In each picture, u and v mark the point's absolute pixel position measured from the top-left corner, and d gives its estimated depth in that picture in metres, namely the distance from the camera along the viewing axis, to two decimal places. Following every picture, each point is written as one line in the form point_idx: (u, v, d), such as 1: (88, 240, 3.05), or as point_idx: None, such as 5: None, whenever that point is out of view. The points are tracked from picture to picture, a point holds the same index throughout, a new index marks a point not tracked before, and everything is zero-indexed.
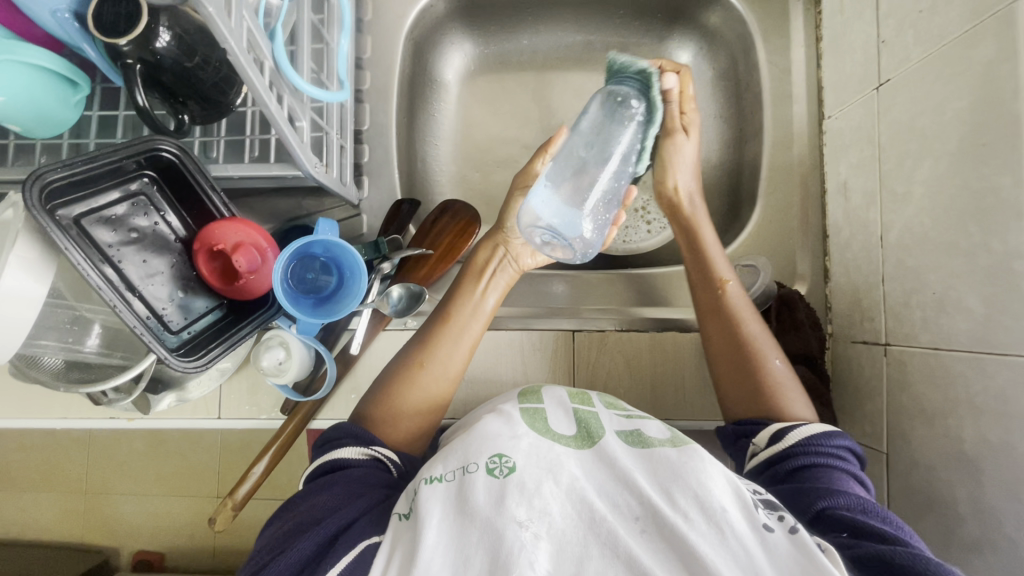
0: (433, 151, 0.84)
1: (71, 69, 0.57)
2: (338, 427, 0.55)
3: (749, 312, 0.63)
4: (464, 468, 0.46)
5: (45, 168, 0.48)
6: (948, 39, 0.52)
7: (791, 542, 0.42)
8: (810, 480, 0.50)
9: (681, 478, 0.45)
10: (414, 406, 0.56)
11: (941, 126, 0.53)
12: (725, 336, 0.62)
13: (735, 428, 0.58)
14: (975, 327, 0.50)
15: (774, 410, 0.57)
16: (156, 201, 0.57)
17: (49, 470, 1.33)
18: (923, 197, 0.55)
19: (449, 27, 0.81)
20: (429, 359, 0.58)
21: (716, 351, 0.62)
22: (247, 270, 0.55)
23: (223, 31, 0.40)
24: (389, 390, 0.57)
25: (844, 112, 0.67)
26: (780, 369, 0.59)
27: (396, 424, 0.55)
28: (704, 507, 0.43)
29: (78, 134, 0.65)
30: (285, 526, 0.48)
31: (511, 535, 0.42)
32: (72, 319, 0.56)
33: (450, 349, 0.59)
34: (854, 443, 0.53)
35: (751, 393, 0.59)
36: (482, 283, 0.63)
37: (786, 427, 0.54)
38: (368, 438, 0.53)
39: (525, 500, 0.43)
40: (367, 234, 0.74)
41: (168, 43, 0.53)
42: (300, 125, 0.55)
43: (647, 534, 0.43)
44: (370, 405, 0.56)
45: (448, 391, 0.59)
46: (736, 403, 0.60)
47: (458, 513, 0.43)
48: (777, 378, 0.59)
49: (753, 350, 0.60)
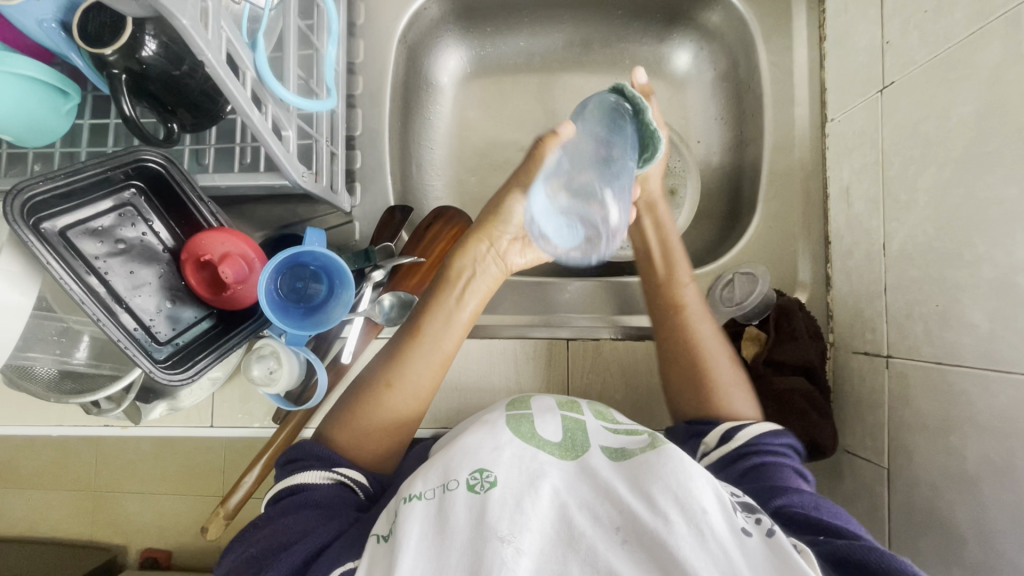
0: (428, 155, 0.83)
1: (60, 79, 0.57)
2: (297, 448, 0.54)
3: (702, 314, 0.64)
4: (443, 486, 0.45)
5: (27, 183, 0.49)
6: (954, 42, 0.50)
7: (767, 546, 0.41)
8: (761, 479, 0.50)
9: (659, 477, 0.44)
10: (378, 427, 0.55)
11: (946, 132, 0.51)
12: (677, 340, 0.63)
13: (686, 426, 0.58)
14: (979, 342, 0.48)
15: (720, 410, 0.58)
16: (143, 211, 0.56)
17: (57, 470, 1.35)
18: (927, 205, 0.53)
19: (444, 29, 0.80)
20: (397, 377, 0.57)
21: (667, 351, 0.63)
22: (234, 280, 0.55)
23: (199, 43, 0.39)
24: (354, 410, 0.56)
25: (847, 114, 0.65)
26: (728, 368, 0.61)
27: (361, 444, 0.55)
28: (683, 507, 0.42)
29: (70, 143, 0.65)
30: (254, 548, 0.47)
31: (491, 551, 0.40)
32: (61, 331, 0.56)
33: (419, 367, 0.57)
34: (796, 440, 0.54)
35: (700, 392, 0.60)
36: (458, 294, 0.60)
37: (733, 426, 0.54)
38: (331, 458, 0.52)
39: (507, 515, 0.42)
40: (358, 241, 0.73)
41: (153, 51, 0.53)
42: (286, 135, 0.55)
43: (629, 545, 0.42)
44: (335, 425, 0.55)
45: (417, 407, 0.57)
46: (686, 401, 0.61)
47: (437, 532, 0.42)
48: (726, 376, 0.60)
49: (701, 350, 0.61)
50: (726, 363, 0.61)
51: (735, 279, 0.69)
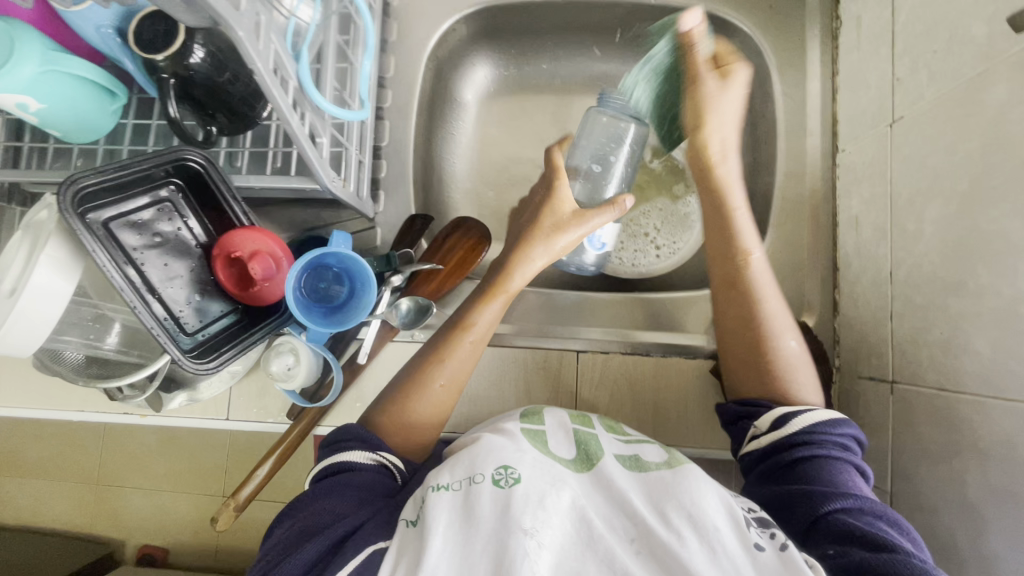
0: (450, 167, 0.86)
1: (103, 76, 0.60)
2: (342, 431, 0.56)
3: (766, 280, 0.62)
4: (469, 479, 0.46)
5: (80, 175, 0.52)
6: (961, 80, 0.53)
7: (779, 559, 0.42)
8: (816, 473, 0.50)
9: (674, 496, 0.46)
10: (423, 421, 0.58)
11: (952, 166, 0.53)
12: (741, 309, 0.61)
13: (738, 408, 0.58)
14: (981, 369, 0.49)
15: (780, 394, 0.58)
16: (180, 208, 0.59)
17: (63, 459, 1.36)
18: (933, 235, 0.54)
19: (471, 49, 0.83)
20: (443, 371, 0.59)
21: (726, 322, 0.62)
22: (262, 277, 0.57)
23: (251, 53, 0.42)
24: (401, 405, 0.58)
25: (857, 146, 0.67)
26: (794, 350, 0.60)
27: (405, 437, 0.57)
28: (695, 525, 0.43)
29: (113, 141, 0.69)
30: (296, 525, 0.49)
31: (515, 542, 0.41)
32: (95, 316, 0.58)
33: (462, 367, 0.60)
34: (860, 432, 0.54)
35: (762, 368, 0.59)
36: (499, 302, 0.63)
37: (793, 412, 0.54)
38: (374, 443, 0.54)
39: (531, 511, 0.43)
40: (381, 246, 0.76)
41: (201, 59, 0.56)
42: (321, 141, 0.58)
43: (642, 556, 0.43)
44: (381, 418, 0.57)
45: (448, 397, 0.60)
46: (741, 376, 0.60)
47: (462, 522, 0.43)
48: (793, 359, 0.59)
49: (767, 330, 0.60)
50: (794, 344, 0.60)
51: None
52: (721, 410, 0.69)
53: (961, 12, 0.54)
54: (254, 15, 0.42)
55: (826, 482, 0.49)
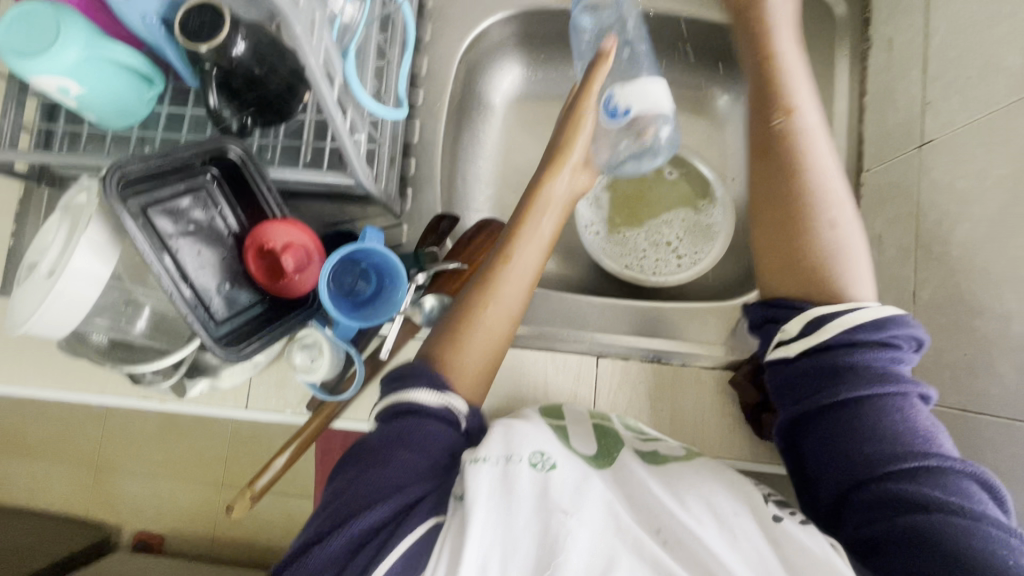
0: (475, 168, 0.87)
1: (145, 63, 0.60)
2: (408, 367, 0.52)
3: (819, 144, 0.54)
4: (507, 457, 0.45)
5: (125, 160, 0.52)
6: (995, 107, 0.54)
7: (804, 530, 0.43)
8: (869, 418, 0.46)
9: (694, 487, 0.47)
10: (475, 349, 0.54)
11: (983, 191, 0.54)
12: (781, 178, 0.53)
13: (764, 310, 0.53)
14: (1004, 392, 0.50)
15: (818, 285, 0.50)
16: (215, 197, 0.59)
17: (64, 441, 1.36)
18: (960, 257, 0.56)
19: (501, 53, 0.85)
20: (491, 295, 0.56)
21: (760, 200, 0.54)
22: (293, 269, 0.59)
23: (305, 48, 0.43)
24: (451, 334, 0.54)
25: (883, 166, 0.68)
26: (842, 228, 0.52)
27: (461, 374, 0.53)
28: (714, 512, 0.44)
29: (146, 127, 0.69)
30: (357, 481, 0.46)
31: (556, 522, 0.41)
32: (126, 302, 0.59)
33: (511, 288, 0.56)
34: (918, 333, 0.48)
35: (797, 252, 0.52)
36: (544, 214, 0.60)
37: (832, 314, 0.48)
38: (440, 382, 0.50)
39: (569, 493, 0.44)
40: (406, 244, 0.76)
41: (242, 51, 0.56)
42: (358, 138, 0.58)
43: (670, 546, 0.42)
44: (432, 350, 0.54)
45: (505, 322, 0.56)
46: (774, 266, 0.53)
47: (503, 495, 0.43)
48: (840, 242, 0.51)
49: (812, 204, 0.52)
50: (838, 225, 0.52)
51: None
52: (737, 421, 0.70)
53: (997, 41, 0.55)
54: (309, 11, 0.42)
55: (887, 429, 0.46)
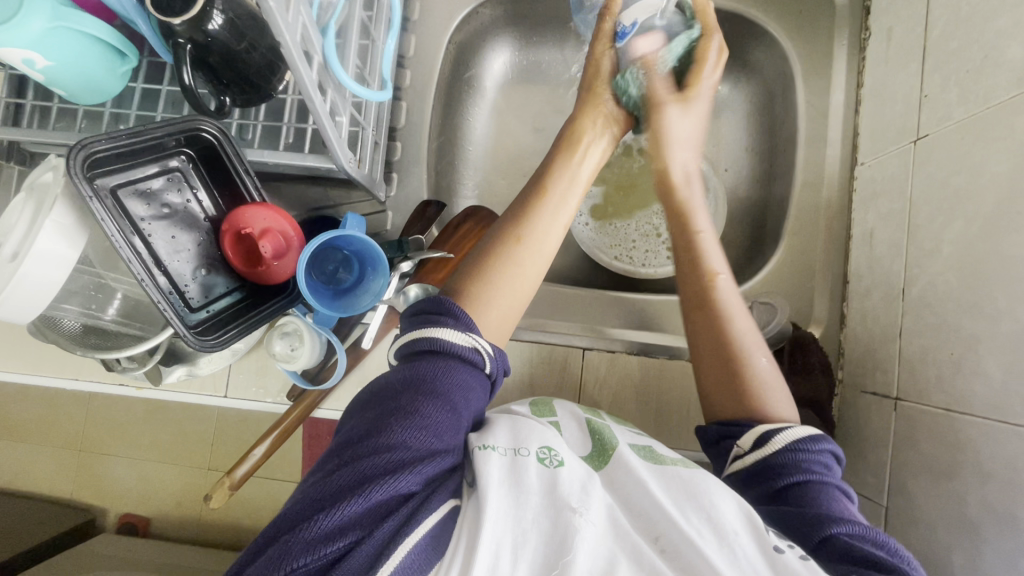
0: (465, 153, 0.85)
1: (116, 37, 0.57)
2: (430, 301, 0.51)
3: (731, 290, 0.59)
4: (515, 450, 0.46)
5: (90, 139, 0.49)
6: (993, 102, 0.53)
7: (804, 566, 0.41)
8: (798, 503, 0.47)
9: (693, 496, 0.46)
10: (510, 283, 0.53)
11: (978, 187, 0.53)
12: (711, 328, 0.58)
13: (718, 429, 0.54)
14: (991, 393, 0.50)
15: (757, 411, 0.54)
16: (190, 179, 0.57)
17: (46, 424, 1.34)
18: (951, 255, 0.55)
19: (493, 34, 0.82)
20: (526, 228, 0.56)
21: (698, 348, 0.58)
22: (272, 256, 0.57)
23: (281, 24, 0.40)
24: (486, 266, 0.54)
25: (878, 160, 0.67)
26: (765, 367, 0.56)
27: (490, 308, 0.52)
28: (715, 526, 0.43)
29: (120, 104, 0.66)
30: (381, 439, 0.42)
31: (564, 519, 0.41)
32: (97, 286, 0.57)
33: (548, 223, 0.57)
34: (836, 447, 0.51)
35: (733, 389, 0.55)
36: (579, 156, 0.62)
37: (773, 430, 0.51)
38: (468, 324, 0.49)
39: (577, 492, 0.43)
40: (389, 231, 0.74)
41: (219, 26, 0.52)
42: (339, 120, 0.56)
43: (668, 554, 0.42)
44: (465, 281, 0.53)
45: (542, 258, 0.56)
46: (720, 403, 0.56)
47: (512, 484, 0.42)
48: (766, 377, 0.56)
49: (739, 347, 0.56)
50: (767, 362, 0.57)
51: (752, 307, 0.71)
52: None
53: (999, 32, 0.53)
54: None
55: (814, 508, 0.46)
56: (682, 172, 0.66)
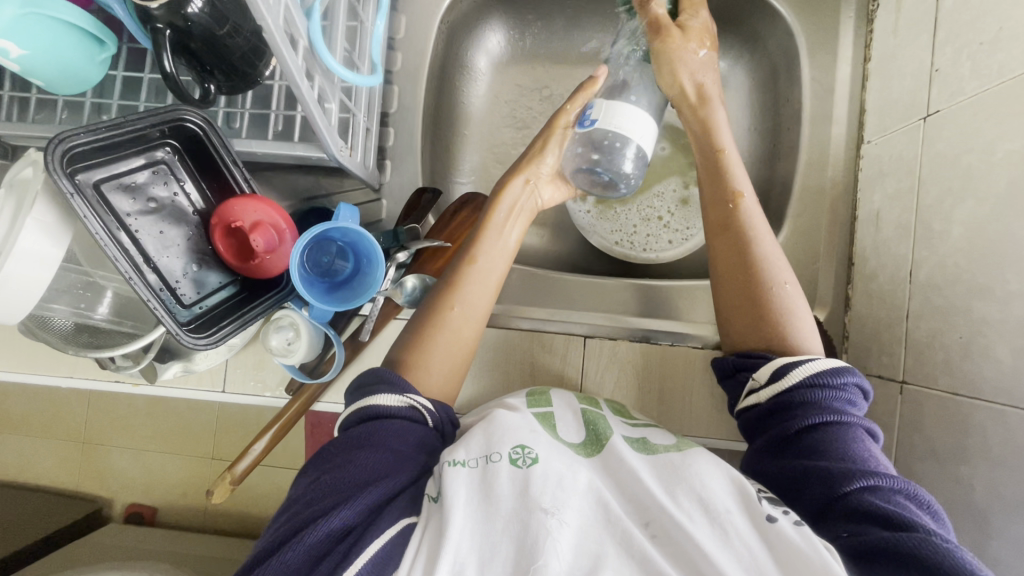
0: (461, 137, 0.82)
1: (92, 22, 0.55)
2: (369, 374, 0.52)
3: (755, 207, 0.59)
4: (487, 457, 0.45)
5: (68, 133, 0.48)
6: (1007, 76, 0.50)
7: (798, 533, 0.40)
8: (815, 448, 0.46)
9: (683, 480, 0.45)
10: (443, 350, 0.54)
11: (990, 166, 0.51)
12: (736, 249, 0.57)
13: (737, 359, 0.54)
14: (1001, 377, 0.49)
15: (776, 336, 0.54)
16: (176, 171, 0.55)
17: (48, 417, 1.34)
18: (962, 235, 0.54)
19: (487, 12, 0.79)
20: (457, 295, 0.56)
21: (720, 272, 0.58)
22: (264, 249, 0.55)
23: (262, 8, 0.37)
24: (418, 336, 0.54)
25: (884, 138, 0.66)
26: (789, 290, 0.56)
27: (428, 373, 0.53)
28: (705, 507, 0.43)
29: (101, 94, 0.64)
30: (318, 489, 0.44)
31: (536, 522, 0.40)
32: (86, 285, 0.56)
33: (478, 289, 0.57)
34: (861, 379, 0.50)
35: (754, 313, 0.55)
36: (507, 219, 0.61)
37: (792, 363, 0.50)
38: (404, 385, 0.50)
39: (551, 490, 0.42)
40: (386, 220, 0.73)
41: (200, 9, 0.49)
42: (328, 107, 0.54)
43: (659, 540, 0.42)
44: (399, 352, 0.54)
45: (476, 319, 0.56)
46: (739, 332, 0.56)
47: (482, 497, 0.42)
48: (788, 298, 0.55)
49: (762, 268, 0.56)
50: (789, 284, 0.56)
51: None
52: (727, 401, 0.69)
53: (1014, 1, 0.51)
54: None
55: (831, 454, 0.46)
56: (693, 87, 0.63)
